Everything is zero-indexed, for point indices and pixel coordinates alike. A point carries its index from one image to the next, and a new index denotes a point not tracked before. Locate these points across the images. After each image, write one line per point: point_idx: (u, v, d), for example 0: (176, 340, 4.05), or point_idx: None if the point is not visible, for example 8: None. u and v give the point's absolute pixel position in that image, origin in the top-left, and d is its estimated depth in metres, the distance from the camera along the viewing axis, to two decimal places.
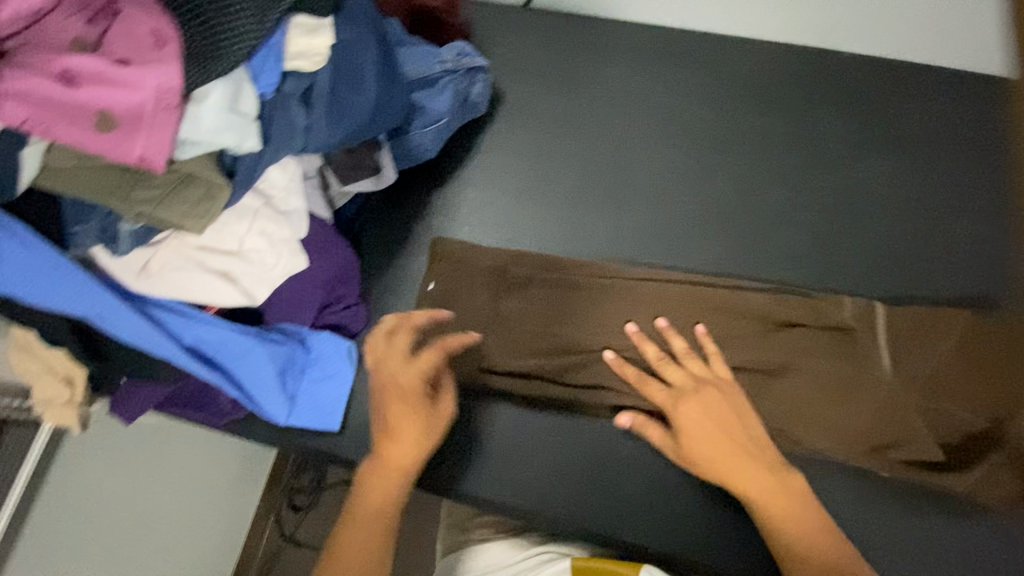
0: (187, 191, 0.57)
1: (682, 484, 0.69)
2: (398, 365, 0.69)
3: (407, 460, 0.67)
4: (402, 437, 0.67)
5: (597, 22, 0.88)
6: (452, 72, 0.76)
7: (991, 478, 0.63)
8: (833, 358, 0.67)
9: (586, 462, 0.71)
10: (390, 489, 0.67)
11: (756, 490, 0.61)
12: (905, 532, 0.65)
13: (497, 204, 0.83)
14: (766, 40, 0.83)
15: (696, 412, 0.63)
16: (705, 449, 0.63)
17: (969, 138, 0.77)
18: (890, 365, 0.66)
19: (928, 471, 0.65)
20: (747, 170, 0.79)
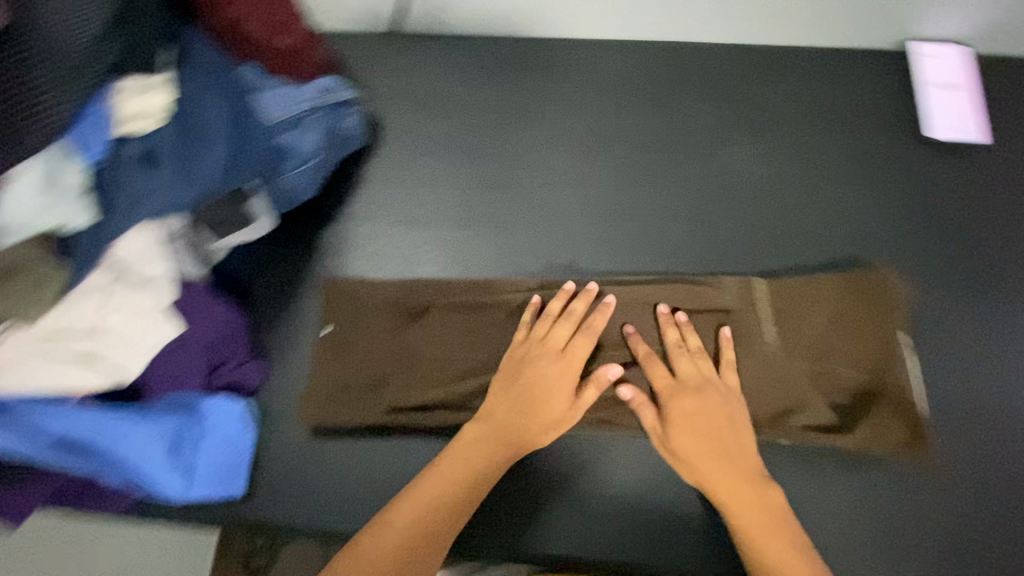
0: (15, 282, 0.55)
1: (596, 489, 0.73)
2: (549, 353, 0.73)
3: (472, 465, 0.68)
4: (484, 439, 0.70)
5: (473, 39, 0.96)
6: (317, 109, 0.81)
7: (879, 431, 0.72)
8: (725, 339, 0.75)
9: (545, 488, 0.73)
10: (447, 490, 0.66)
11: (738, 487, 0.66)
12: (810, 495, 0.71)
13: (387, 233, 0.87)
14: (624, 43, 0.94)
15: (698, 409, 0.70)
16: (697, 449, 0.68)
17: (819, 108, 0.90)
18: (775, 339, 0.75)
19: (826, 433, 0.72)
20: (628, 166, 0.88)
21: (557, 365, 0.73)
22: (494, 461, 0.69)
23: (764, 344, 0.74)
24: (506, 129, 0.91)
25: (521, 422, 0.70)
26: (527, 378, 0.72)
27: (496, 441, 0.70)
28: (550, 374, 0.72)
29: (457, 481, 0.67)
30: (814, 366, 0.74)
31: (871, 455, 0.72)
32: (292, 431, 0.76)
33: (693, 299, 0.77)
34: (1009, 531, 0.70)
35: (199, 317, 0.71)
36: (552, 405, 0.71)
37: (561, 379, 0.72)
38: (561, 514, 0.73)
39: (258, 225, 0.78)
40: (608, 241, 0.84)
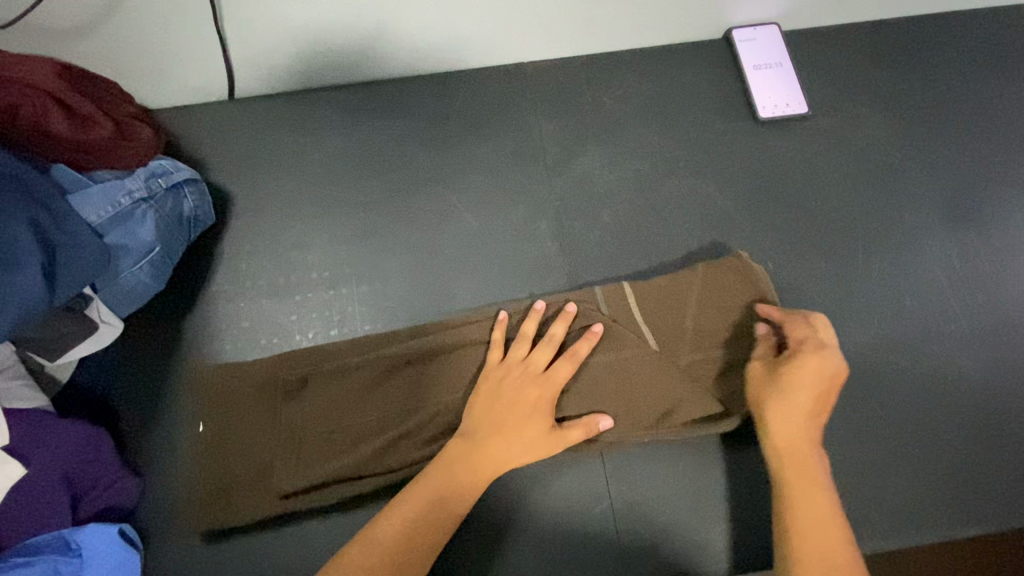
0: None
1: (518, 524, 0.72)
2: (535, 377, 0.71)
3: (469, 481, 0.65)
4: (491, 456, 0.66)
5: (312, 93, 0.94)
6: (147, 199, 0.77)
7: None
8: (603, 348, 0.75)
9: (473, 535, 0.71)
10: (430, 495, 0.64)
11: (801, 443, 0.64)
12: (717, 481, 0.74)
13: (257, 308, 0.83)
14: (462, 72, 0.95)
15: (804, 366, 0.66)
16: (795, 397, 0.65)
17: (657, 105, 0.93)
18: (650, 338, 0.76)
19: (712, 420, 0.73)
20: (488, 194, 0.88)
21: (536, 388, 0.70)
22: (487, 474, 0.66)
23: (642, 346, 0.75)
24: (360, 178, 0.89)
25: (509, 444, 0.67)
26: (507, 403, 0.69)
27: (494, 457, 0.67)
28: (539, 398, 0.69)
29: (446, 499, 0.64)
30: (687, 358, 0.75)
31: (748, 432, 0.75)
32: (182, 541, 0.71)
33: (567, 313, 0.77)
34: (891, 469, 0.75)
35: (47, 449, 0.66)
36: (529, 431, 0.68)
37: (544, 397, 0.70)
38: (476, 559, 0.70)
39: (105, 332, 0.73)
40: (478, 273, 0.84)
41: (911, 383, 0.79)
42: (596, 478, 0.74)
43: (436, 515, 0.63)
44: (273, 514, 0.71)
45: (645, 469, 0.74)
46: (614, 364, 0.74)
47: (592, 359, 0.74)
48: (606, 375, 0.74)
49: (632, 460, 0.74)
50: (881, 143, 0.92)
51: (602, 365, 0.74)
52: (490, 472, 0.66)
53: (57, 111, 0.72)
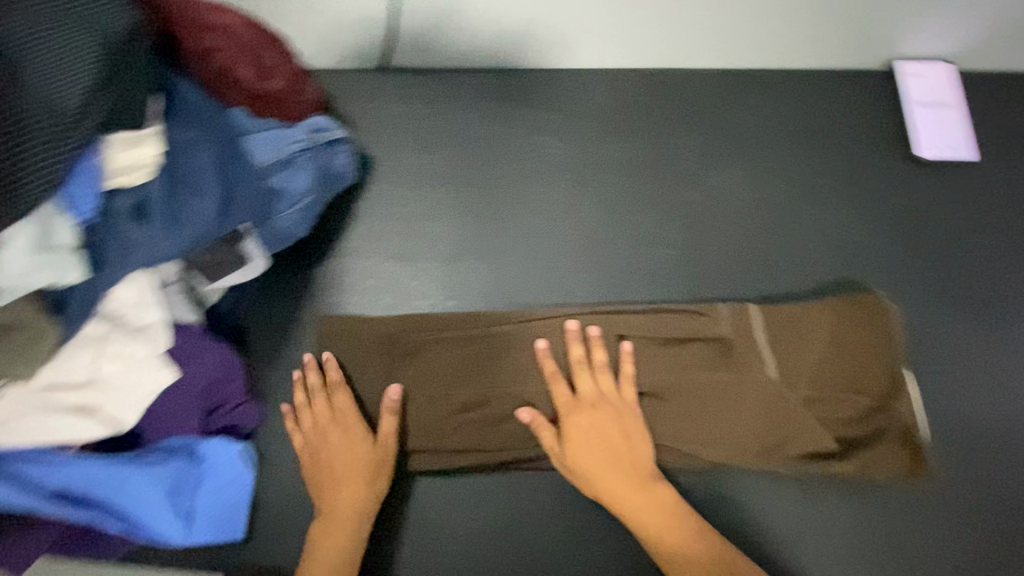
0: (9, 339, 0.53)
1: (599, 520, 0.74)
2: (325, 416, 0.76)
3: (336, 535, 0.70)
4: (328, 505, 0.71)
5: (459, 73, 0.97)
6: (307, 150, 0.83)
7: (877, 458, 0.71)
8: (715, 369, 0.74)
9: (556, 522, 0.74)
10: (328, 568, 0.67)
11: (627, 502, 0.68)
12: (818, 522, 0.71)
13: (382, 269, 0.87)
14: (606, 71, 0.95)
15: (579, 429, 0.72)
16: (592, 461, 0.70)
17: (802, 129, 0.90)
18: (773, 366, 0.74)
19: (827, 461, 0.71)
20: (616, 193, 0.88)
21: (349, 417, 0.76)
22: (339, 521, 0.70)
23: (760, 373, 0.73)
24: (492, 160, 0.92)
25: (335, 483, 0.72)
26: (331, 437, 0.75)
27: (340, 506, 0.71)
28: (332, 445, 0.74)
29: (333, 553, 0.69)
30: (812, 394, 0.73)
31: (868, 481, 0.72)
32: (291, 469, 0.77)
33: (680, 325, 0.76)
34: (1008, 545, 0.71)
35: (196, 361, 0.72)
36: (357, 452, 0.74)
37: (327, 440, 0.75)
38: (556, 543, 0.73)
39: (252, 265, 0.79)
40: (596, 269, 0.84)
41: None
42: (700, 493, 0.72)
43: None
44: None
45: (747, 494, 0.71)
46: (724, 386, 0.73)
47: (708, 376, 0.74)
48: (716, 394, 0.73)
49: (735, 483, 0.72)
50: None
51: (719, 384, 0.73)
52: (346, 511, 0.71)
53: (245, 60, 0.78)
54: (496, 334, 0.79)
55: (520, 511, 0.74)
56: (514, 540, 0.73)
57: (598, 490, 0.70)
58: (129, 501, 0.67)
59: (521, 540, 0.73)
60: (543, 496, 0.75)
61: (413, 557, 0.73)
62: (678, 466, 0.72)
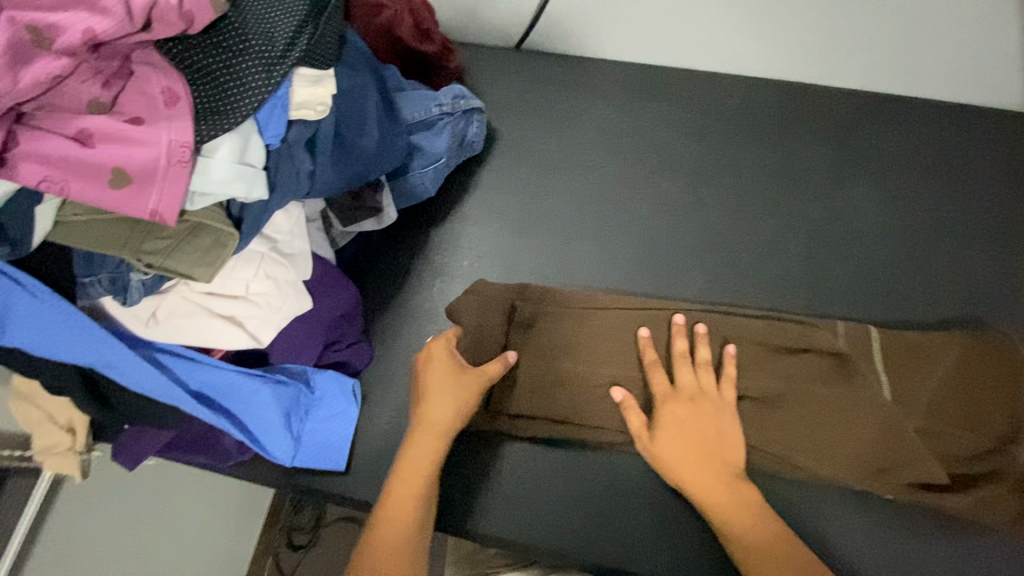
0: (197, 240, 0.58)
1: (687, 516, 0.73)
2: (432, 357, 0.77)
3: (419, 473, 0.71)
4: (421, 442, 0.73)
5: (594, 62, 1.00)
6: (449, 115, 0.85)
7: (989, 500, 0.68)
8: (831, 383, 0.73)
9: (643, 509, 0.74)
10: (409, 501, 0.69)
11: (712, 496, 0.68)
12: (912, 553, 0.70)
13: (496, 237, 0.90)
14: (742, 77, 0.96)
15: (671, 419, 0.71)
16: (682, 452, 0.70)
17: (941, 160, 0.88)
18: (889, 391, 0.72)
19: (932, 492, 0.69)
20: (738, 198, 0.89)
21: (446, 361, 0.77)
22: (428, 458, 0.72)
23: (878, 396, 0.71)
24: (616, 149, 0.94)
25: (432, 422, 0.74)
26: (430, 378, 0.76)
27: (432, 446, 0.73)
28: (437, 385, 0.75)
29: (412, 488, 0.70)
30: (926, 424, 0.71)
31: (969, 520, 0.69)
32: (391, 413, 0.81)
33: (800, 335, 0.75)
34: None
35: (325, 295, 0.76)
36: (448, 393, 0.75)
37: (437, 379, 0.76)
38: (640, 529, 0.73)
39: (383, 217, 0.82)
40: (711, 270, 0.85)
41: None
42: (801, 502, 0.72)
43: (416, 512, 0.69)
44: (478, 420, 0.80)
45: (838, 511, 0.71)
46: (838, 402, 0.72)
47: (819, 389, 0.73)
48: (827, 408, 0.72)
49: (834, 502, 0.72)
50: None
51: (837, 401, 0.72)
52: (433, 452, 0.73)
53: (408, 21, 0.83)
54: (606, 316, 0.80)
55: (608, 491, 0.75)
56: (598, 518, 0.74)
57: (681, 479, 0.69)
58: (253, 414, 0.71)
59: (606, 520, 0.74)
60: (634, 481, 0.75)
61: (500, 518, 0.76)
62: (773, 471, 0.73)
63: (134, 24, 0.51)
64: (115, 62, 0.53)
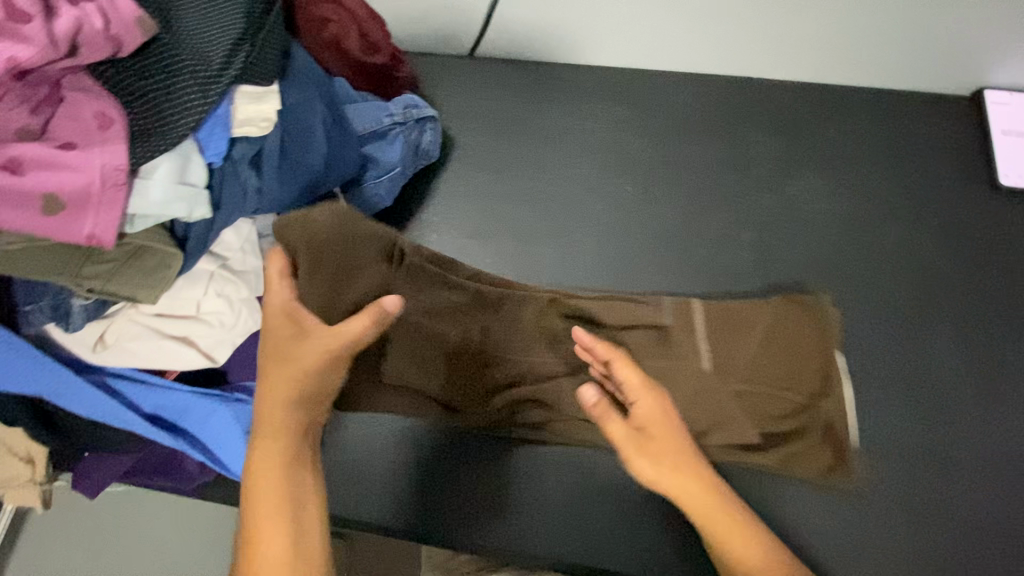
0: (140, 262, 0.58)
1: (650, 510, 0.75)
2: (273, 300, 0.67)
3: (277, 463, 0.62)
4: (275, 423, 0.63)
5: (546, 66, 1.01)
6: (401, 124, 0.86)
7: (802, 453, 0.77)
8: (654, 356, 0.81)
9: (609, 507, 0.75)
10: (274, 494, 0.61)
11: (690, 498, 0.66)
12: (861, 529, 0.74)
13: (455, 244, 0.91)
14: (691, 75, 0.97)
15: (651, 418, 0.68)
16: (660, 448, 0.67)
17: (883, 146, 0.90)
18: (706, 359, 0.80)
19: (744, 451, 0.77)
20: (691, 194, 0.90)
21: (287, 316, 0.67)
22: (288, 439, 0.63)
23: (696, 365, 0.80)
24: (569, 151, 0.95)
25: (281, 397, 0.64)
26: (273, 338, 0.67)
27: (296, 429, 0.64)
28: (285, 355, 0.65)
29: (275, 477, 0.62)
30: (742, 388, 0.79)
31: (796, 475, 0.76)
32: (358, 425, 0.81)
33: (634, 316, 0.83)
34: None
35: None
36: (304, 355, 0.65)
37: (280, 343, 0.65)
38: (607, 527, 0.75)
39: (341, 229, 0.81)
40: (667, 268, 0.87)
41: None
42: (753, 494, 0.76)
43: (286, 513, 0.60)
44: (430, 423, 0.81)
45: (787, 494, 0.76)
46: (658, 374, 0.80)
47: (648, 362, 0.81)
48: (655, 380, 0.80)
49: (786, 491, 0.76)
50: None
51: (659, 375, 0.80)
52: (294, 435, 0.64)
53: (354, 33, 0.83)
54: (466, 290, 0.84)
55: (575, 491, 0.77)
56: (568, 518, 0.76)
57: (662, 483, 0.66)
58: (212, 434, 0.70)
59: (575, 522, 0.75)
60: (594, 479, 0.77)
61: (472, 527, 0.76)
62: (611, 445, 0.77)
63: (57, 50, 0.51)
64: (43, 88, 0.53)
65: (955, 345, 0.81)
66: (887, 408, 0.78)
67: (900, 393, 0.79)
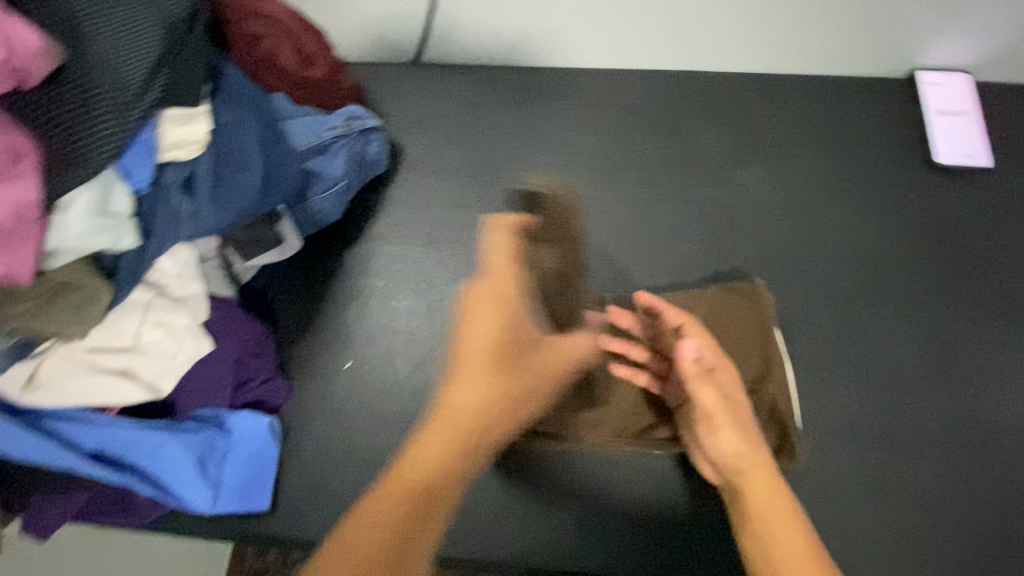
0: (66, 298, 0.57)
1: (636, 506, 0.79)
2: (500, 265, 0.53)
3: (411, 486, 0.45)
4: (436, 429, 0.47)
5: (491, 68, 1.00)
6: (344, 137, 0.84)
7: None
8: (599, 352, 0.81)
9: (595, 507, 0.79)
10: (400, 515, 0.43)
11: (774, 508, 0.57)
12: (818, 509, 0.77)
13: (408, 254, 0.90)
14: (636, 70, 0.97)
15: (740, 404, 0.67)
16: (744, 435, 0.64)
17: (825, 133, 0.92)
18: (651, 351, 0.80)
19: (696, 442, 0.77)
20: (642, 190, 0.91)
21: (513, 286, 0.53)
22: (454, 438, 0.47)
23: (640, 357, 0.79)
24: (520, 153, 0.95)
25: (455, 402, 0.49)
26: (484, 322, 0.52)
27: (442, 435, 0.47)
28: (513, 347, 0.52)
29: (409, 498, 0.44)
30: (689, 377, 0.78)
31: None
32: (320, 445, 0.80)
33: None
34: (1014, 549, 0.75)
35: (228, 335, 0.74)
36: (512, 354, 0.51)
37: (515, 325, 0.52)
38: (598, 528, 0.79)
39: (286, 246, 0.81)
40: (621, 266, 0.88)
41: None
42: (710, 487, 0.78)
43: (416, 512, 0.44)
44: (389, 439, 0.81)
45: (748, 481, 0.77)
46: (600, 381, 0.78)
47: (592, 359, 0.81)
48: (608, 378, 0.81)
49: None
50: None
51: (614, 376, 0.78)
52: (451, 453, 0.47)
53: (288, 47, 0.81)
54: None
55: (562, 494, 0.80)
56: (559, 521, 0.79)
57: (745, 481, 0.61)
58: (163, 466, 0.69)
59: (565, 524, 0.79)
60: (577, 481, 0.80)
61: (467, 541, 0.79)
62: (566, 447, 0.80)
63: None
64: None
65: (899, 324, 0.84)
66: (838, 390, 0.81)
67: (849, 375, 0.82)
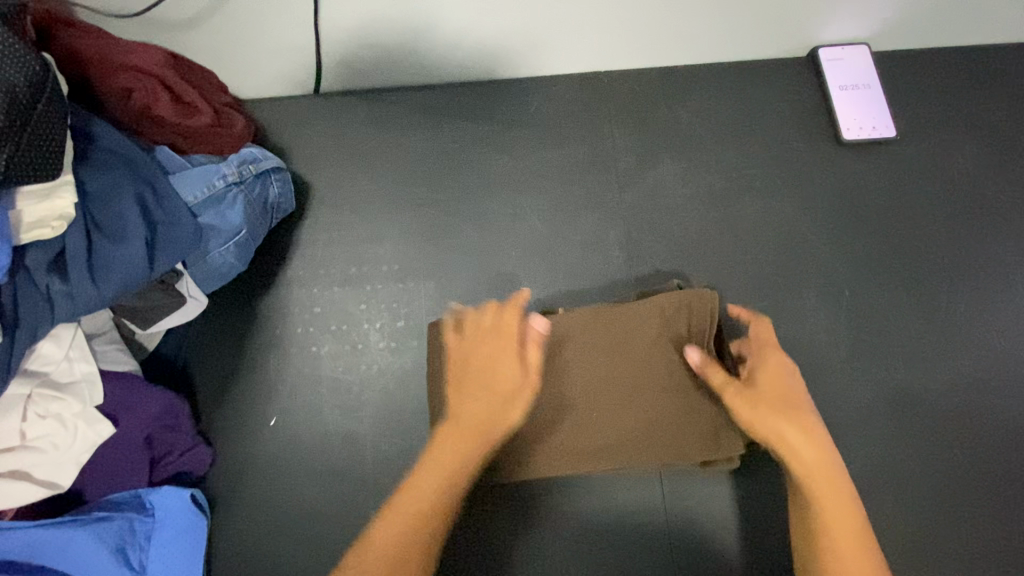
0: None
1: (654, 497, 0.77)
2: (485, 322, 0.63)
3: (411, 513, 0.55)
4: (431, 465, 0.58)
5: (393, 90, 0.96)
6: (238, 183, 0.79)
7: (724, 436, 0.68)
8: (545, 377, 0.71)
9: (609, 506, 0.77)
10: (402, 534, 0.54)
11: (829, 500, 0.58)
12: (762, 500, 0.77)
13: (326, 295, 0.86)
14: (542, 78, 0.95)
15: (780, 385, 0.65)
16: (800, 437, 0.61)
17: (733, 121, 0.91)
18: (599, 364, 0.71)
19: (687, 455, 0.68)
20: (557, 201, 0.89)
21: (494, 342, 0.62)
22: (428, 479, 0.57)
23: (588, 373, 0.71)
24: (431, 176, 0.91)
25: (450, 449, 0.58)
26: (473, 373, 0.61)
27: (456, 443, 0.59)
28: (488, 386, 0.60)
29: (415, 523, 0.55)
30: (652, 374, 0.70)
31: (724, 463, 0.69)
32: (252, 508, 0.77)
33: None
34: (957, 513, 0.76)
35: (132, 410, 0.70)
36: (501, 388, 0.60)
37: (495, 361, 0.61)
38: (622, 526, 0.76)
39: (191, 306, 0.78)
40: (544, 280, 0.86)
41: (985, 430, 0.78)
42: (653, 495, 0.77)
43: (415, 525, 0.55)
44: (322, 492, 0.77)
45: (688, 482, 0.77)
46: (562, 399, 0.70)
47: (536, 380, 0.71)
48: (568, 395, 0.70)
49: (689, 480, 0.77)
50: (969, 172, 0.88)
51: (602, 384, 0.70)
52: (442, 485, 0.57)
53: (165, 97, 0.75)
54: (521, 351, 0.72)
55: (570, 498, 0.77)
56: (570, 524, 0.77)
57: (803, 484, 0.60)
58: (78, 562, 0.66)
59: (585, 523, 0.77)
60: (577, 490, 0.78)
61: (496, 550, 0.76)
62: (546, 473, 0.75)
63: None
64: None
65: (823, 304, 0.84)
66: None
67: None
